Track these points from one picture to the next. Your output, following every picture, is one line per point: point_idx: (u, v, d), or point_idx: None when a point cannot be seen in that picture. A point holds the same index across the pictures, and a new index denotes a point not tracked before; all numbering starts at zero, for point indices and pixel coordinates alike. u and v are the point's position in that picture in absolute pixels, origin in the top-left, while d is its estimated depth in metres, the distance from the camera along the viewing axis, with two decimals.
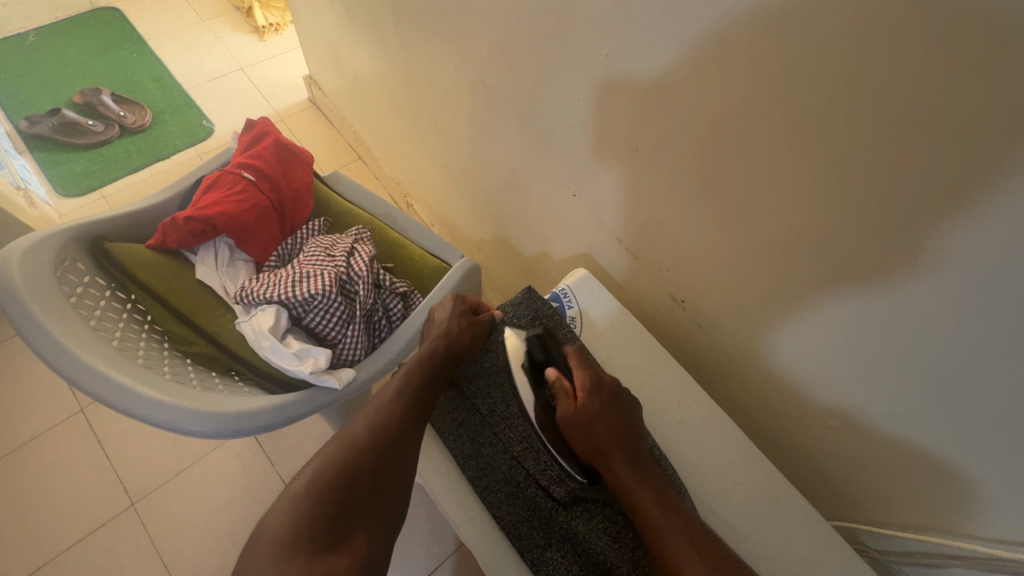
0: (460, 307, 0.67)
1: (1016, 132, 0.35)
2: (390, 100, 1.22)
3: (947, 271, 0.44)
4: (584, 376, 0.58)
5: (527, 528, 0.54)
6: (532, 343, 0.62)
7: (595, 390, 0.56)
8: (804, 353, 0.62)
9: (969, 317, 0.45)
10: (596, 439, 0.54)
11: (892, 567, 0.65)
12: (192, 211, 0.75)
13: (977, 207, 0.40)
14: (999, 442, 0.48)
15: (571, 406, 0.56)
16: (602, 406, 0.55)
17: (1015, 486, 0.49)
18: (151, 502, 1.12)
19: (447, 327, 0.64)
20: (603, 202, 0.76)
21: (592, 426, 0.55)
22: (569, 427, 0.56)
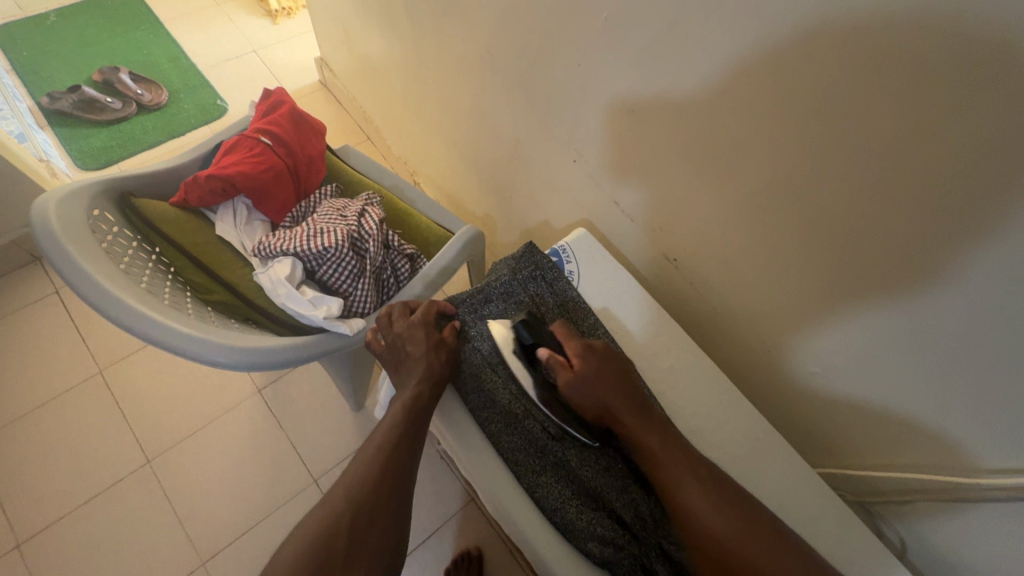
0: (433, 338, 0.63)
1: (975, 79, 0.39)
2: (399, 79, 1.26)
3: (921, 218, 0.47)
4: (575, 344, 0.61)
5: (525, 455, 0.58)
6: (520, 330, 0.63)
7: (587, 354, 0.60)
8: (786, 306, 0.66)
9: (947, 262, 0.48)
10: (598, 394, 0.57)
11: (867, 508, 0.70)
12: (212, 170, 0.79)
13: (942, 154, 0.43)
14: (972, 376, 0.51)
15: (570, 373, 0.59)
16: (599, 364, 0.59)
17: (989, 416, 0.52)
18: (166, 459, 1.17)
19: (428, 366, 0.61)
20: (602, 167, 0.80)
21: (593, 389, 0.58)
22: (574, 395, 0.58)
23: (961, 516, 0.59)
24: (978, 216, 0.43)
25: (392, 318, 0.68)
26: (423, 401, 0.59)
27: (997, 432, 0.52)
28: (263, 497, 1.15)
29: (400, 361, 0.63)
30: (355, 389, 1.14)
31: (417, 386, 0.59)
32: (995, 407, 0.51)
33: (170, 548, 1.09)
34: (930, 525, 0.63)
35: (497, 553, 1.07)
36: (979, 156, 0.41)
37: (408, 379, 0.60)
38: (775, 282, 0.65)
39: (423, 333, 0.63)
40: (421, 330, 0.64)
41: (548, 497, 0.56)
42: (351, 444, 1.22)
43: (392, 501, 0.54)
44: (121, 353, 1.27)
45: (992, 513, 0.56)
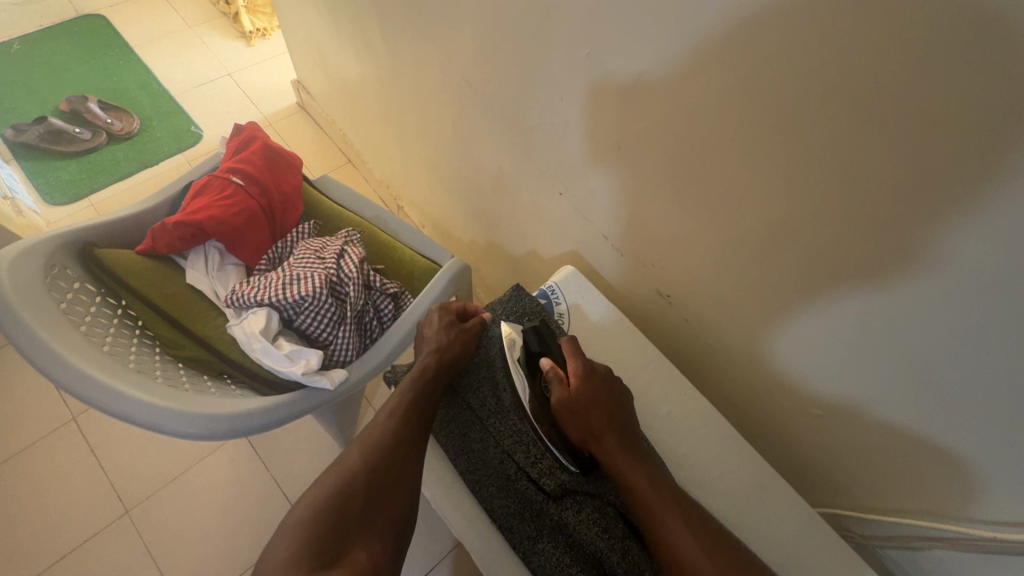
0: (447, 318, 0.66)
1: (997, 130, 0.36)
2: (378, 103, 1.22)
3: (941, 270, 0.45)
4: (578, 362, 0.60)
5: (519, 520, 0.55)
6: (528, 333, 0.63)
7: (589, 376, 0.58)
8: (789, 346, 0.63)
9: (972, 312, 0.45)
10: (590, 421, 0.56)
11: (878, 553, 0.67)
12: (181, 216, 0.75)
13: (963, 207, 0.41)
14: (982, 421, 0.49)
15: (564, 391, 0.57)
16: (596, 389, 0.58)
17: (1003, 465, 0.49)
18: (145, 508, 1.12)
19: (438, 339, 0.64)
20: (589, 199, 0.78)
21: (586, 412, 0.56)
22: (568, 414, 0.57)
23: (979, 564, 0.56)
24: (993, 264, 0.41)
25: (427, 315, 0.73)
26: (427, 370, 0.60)
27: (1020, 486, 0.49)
28: (249, 544, 1.11)
29: (419, 343, 0.66)
30: (341, 428, 1.10)
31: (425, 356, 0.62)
32: (1007, 455, 0.49)
33: None
34: (943, 572, 0.60)
35: None
36: (1000, 208, 0.39)
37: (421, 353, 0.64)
38: (775, 319, 0.63)
39: (439, 314, 0.68)
40: (438, 313, 0.68)
41: (546, 566, 0.53)
42: None
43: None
44: None
45: (1009, 562, 0.53)
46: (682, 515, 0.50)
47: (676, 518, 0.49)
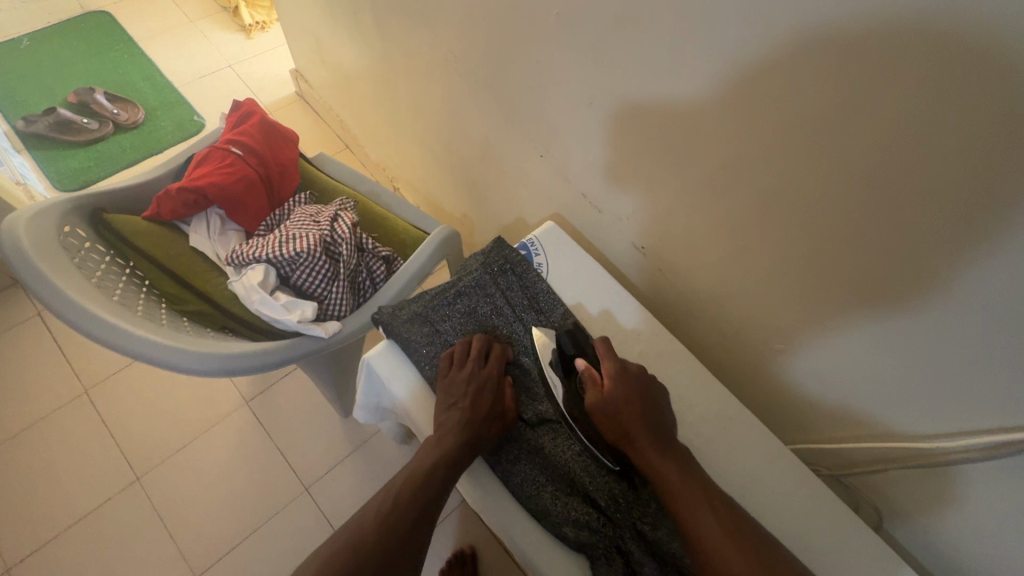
0: (490, 413, 0.58)
1: (912, 50, 0.39)
2: (372, 85, 1.27)
3: (880, 196, 0.47)
4: (611, 364, 0.58)
5: (500, 445, 0.60)
6: (562, 338, 0.60)
7: (622, 375, 0.58)
8: (755, 286, 0.66)
9: (917, 233, 0.46)
10: (623, 421, 0.55)
11: (843, 482, 0.70)
12: (183, 183, 0.80)
13: (892, 131, 0.43)
14: (925, 343, 0.52)
15: (599, 392, 0.57)
16: (629, 390, 0.56)
17: (944, 380, 0.53)
18: (155, 475, 1.18)
19: (472, 442, 0.55)
20: (567, 161, 0.82)
21: (619, 412, 0.55)
22: (600, 415, 0.56)
23: (931, 479, 0.59)
24: (920, 181, 0.44)
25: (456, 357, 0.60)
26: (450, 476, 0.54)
27: (956, 401, 0.53)
28: (255, 507, 1.17)
29: (448, 422, 0.56)
30: (340, 396, 1.16)
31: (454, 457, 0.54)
32: (950, 371, 0.52)
33: (163, 563, 1.10)
34: (905, 497, 0.63)
35: (490, 551, 1.10)
36: (919, 125, 0.42)
37: (447, 444, 0.55)
38: (741, 262, 0.66)
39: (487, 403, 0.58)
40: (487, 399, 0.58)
41: (524, 484, 0.57)
42: (341, 450, 1.25)
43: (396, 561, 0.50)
44: (106, 372, 1.27)
45: (957, 474, 0.56)
46: (710, 507, 0.49)
47: (706, 510, 0.49)
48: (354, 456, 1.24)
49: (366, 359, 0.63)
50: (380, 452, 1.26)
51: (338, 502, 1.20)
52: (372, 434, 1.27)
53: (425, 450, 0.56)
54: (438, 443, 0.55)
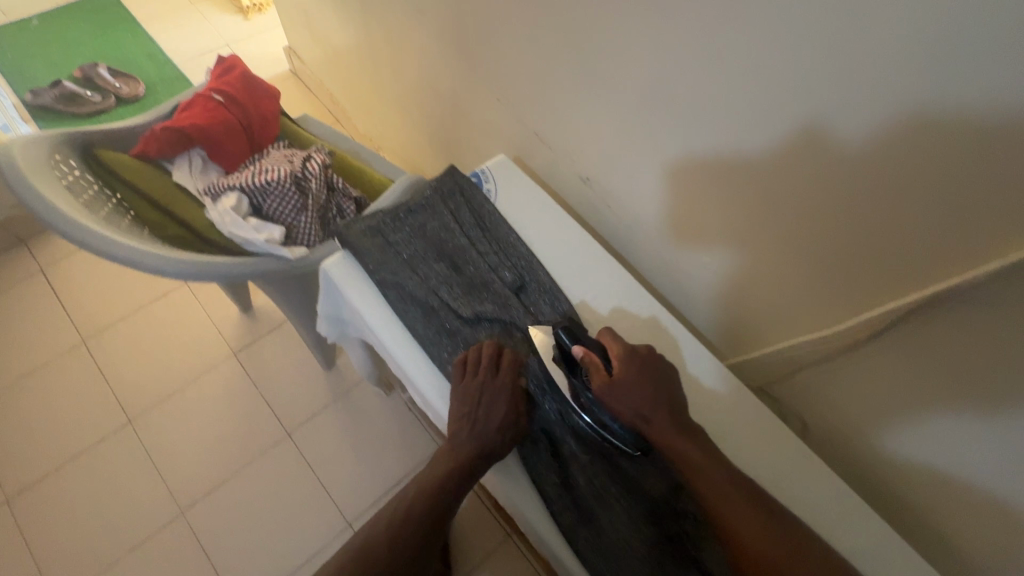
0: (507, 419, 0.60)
1: None
2: (357, 54, 1.34)
3: (770, 80, 0.52)
4: (616, 349, 0.58)
5: (439, 339, 0.64)
6: (560, 335, 0.60)
7: (629, 358, 0.58)
8: (677, 203, 0.71)
9: (801, 112, 0.51)
10: (637, 403, 0.55)
11: (767, 392, 0.75)
12: (168, 124, 0.87)
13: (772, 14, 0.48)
14: (821, 227, 0.56)
15: (605, 379, 0.56)
16: (637, 370, 0.56)
17: (837, 261, 0.57)
18: (145, 420, 1.25)
19: (482, 444, 0.58)
20: (522, 103, 0.87)
21: (633, 395, 0.55)
22: (611, 402, 0.55)
23: (831, 374, 0.65)
24: (799, 61, 0.49)
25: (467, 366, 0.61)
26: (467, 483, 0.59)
27: (836, 290, 0.59)
28: (239, 450, 1.24)
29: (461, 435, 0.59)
30: (321, 344, 1.22)
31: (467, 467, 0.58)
32: (842, 252, 0.56)
33: (151, 499, 1.17)
34: (813, 398, 0.69)
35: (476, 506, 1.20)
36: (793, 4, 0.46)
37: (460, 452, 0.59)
38: (670, 175, 0.69)
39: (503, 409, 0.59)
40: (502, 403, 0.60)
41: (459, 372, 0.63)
42: (323, 400, 1.31)
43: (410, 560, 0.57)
44: (103, 325, 1.34)
45: (851, 362, 0.62)
46: (736, 490, 0.50)
47: (726, 489, 0.50)
48: (336, 406, 1.31)
49: (325, 266, 0.68)
50: (361, 403, 1.32)
51: (318, 448, 1.26)
52: (353, 386, 1.33)
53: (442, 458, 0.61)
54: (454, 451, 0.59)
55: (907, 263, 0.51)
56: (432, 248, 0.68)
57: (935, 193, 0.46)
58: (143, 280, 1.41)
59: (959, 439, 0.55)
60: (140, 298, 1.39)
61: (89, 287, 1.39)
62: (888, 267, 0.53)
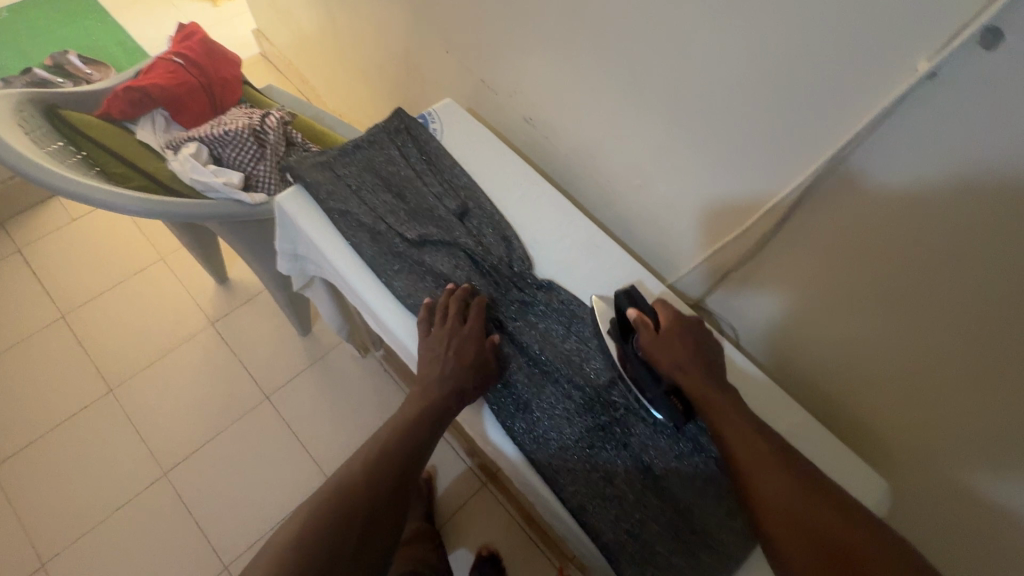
0: (478, 357, 0.61)
1: None
2: (322, 26, 1.38)
3: None
4: (668, 313, 0.61)
5: (384, 258, 0.68)
6: (618, 294, 0.64)
7: (677, 323, 0.60)
8: (617, 123, 0.77)
9: (704, 11, 0.57)
10: (678, 358, 0.57)
11: (704, 308, 0.82)
12: (129, 84, 0.91)
13: None
14: (733, 122, 0.62)
15: (653, 334, 0.59)
16: (683, 332, 0.59)
17: (748, 154, 0.63)
18: (126, 388, 1.28)
19: (458, 380, 0.59)
20: (476, 52, 0.93)
21: (677, 350, 0.58)
22: (655, 354, 0.58)
23: (755, 274, 0.71)
24: None
25: (442, 317, 0.63)
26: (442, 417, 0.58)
27: (744, 192, 0.66)
28: (219, 413, 1.28)
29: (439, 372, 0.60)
30: (296, 306, 1.26)
31: (444, 401, 0.59)
32: (752, 145, 0.62)
33: (134, 462, 1.21)
34: (743, 302, 0.75)
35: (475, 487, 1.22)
36: None
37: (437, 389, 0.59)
38: (608, 99, 0.76)
39: (474, 348, 0.61)
40: (473, 343, 0.61)
41: (403, 287, 0.66)
42: (301, 363, 1.35)
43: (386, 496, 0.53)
44: (82, 300, 1.38)
45: (768, 259, 0.68)
46: (758, 434, 0.51)
47: (747, 434, 0.51)
48: (313, 368, 1.35)
49: (278, 200, 0.72)
50: (337, 365, 1.36)
51: (297, 408, 1.30)
52: (330, 349, 1.38)
53: (416, 396, 0.60)
54: (428, 389, 0.59)
55: (793, 156, 0.59)
56: (380, 181, 0.73)
57: (807, 82, 0.53)
58: (119, 257, 1.44)
59: (861, 307, 0.61)
60: (118, 274, 1.42)
61: (67, 265, 1.42)
62: (780, 161, 0.60)
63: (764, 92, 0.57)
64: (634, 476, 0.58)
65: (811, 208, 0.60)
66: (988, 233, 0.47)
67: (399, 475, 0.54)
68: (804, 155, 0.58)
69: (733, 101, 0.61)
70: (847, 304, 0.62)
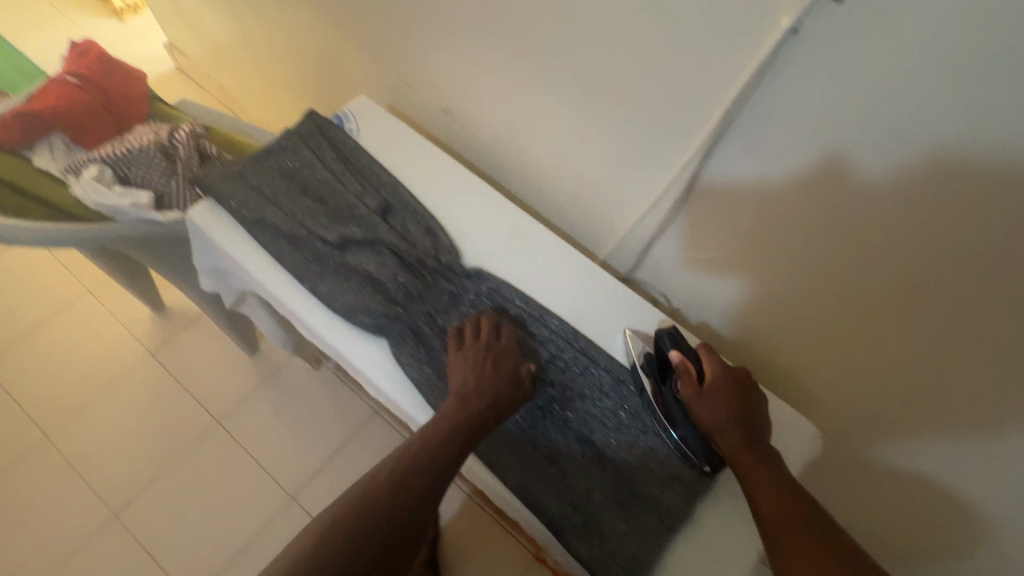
0: (514, 376, 0.59)
1: None
2: (233, 33, 1.32)
3: None
4: (712, 362, 0.59)
5: (306, 263, 0.66)
6: (663, 337, 0.61)
7: (722, 374, 0.58)
8: (532, 107, 0.77)
9: None
10: (719, 414, 0.55)
11: (636, 280, 0.83)
12: (19, 109, 0.85)
13: None
14: (630, 98, 0.64)
15: (695, 387, 0.57)
16: (726, 386, 0.57)
17: (649, 127, 0.64)
18: (64, 432, 1.22)
19: (491, 396, 0.57)
20: (388, 46, 0.91)
21: (719, 404, 0.56)
22: (695, 407, 0.56)
23: (678, 241, 0.73)
24: None
25: (474, 333, 0.62)
26: (472, 435, 0.55)
27: (652, 164, 0.68)
28: (168, 446, 1.23)
29: (471, 387, 0.57)
30: (238, 326, 1.22)
31: (475, 417, 0.56)
32: (651, 117, 0.63)
33: (81, 507, 1.15)
34: (670, 270, 0.77)
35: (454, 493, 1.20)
36: None
37: (467, 404, 0.56)
38: (519, 83, 0.75)
39: (510, 368, 0.60)
40: (508, 362, 0.60)
41: (327, 290, 0.65)
42: (252, 383, 1.31)
43: (395, 518, 0.49)
44: (5, 346, 1.29)
45: (684, 224, 0.70)
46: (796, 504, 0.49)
47: (789, 506, 0.49)
48: (265, 388, 1.31)
49: (190, 213, 0.70)
50: (290, 381, 1.33)
51: (252, 430, 1.26)
52: (281, 366, 1.34)
53: (442, 409, 0.57)
54: (457, 404, 0.56)
55: (687, 124, 0.60)
56: (295, 186, 0.71)
57: (688, 53, 0.55)
58: (43, 295, 1.36)
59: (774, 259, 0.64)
60: (43, 313, 1.34)
61: None
62: (678, 131, 0.62)
63: (654, 65, 0.59)
64: (576, 452, 0.60)
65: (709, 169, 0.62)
66: (862, 179, 0.50)
67: (414, 498, 0.51)
68: (696, 121, 0.60)
69: (627, 77, 0.62)
70: (764, 259, 0.65)
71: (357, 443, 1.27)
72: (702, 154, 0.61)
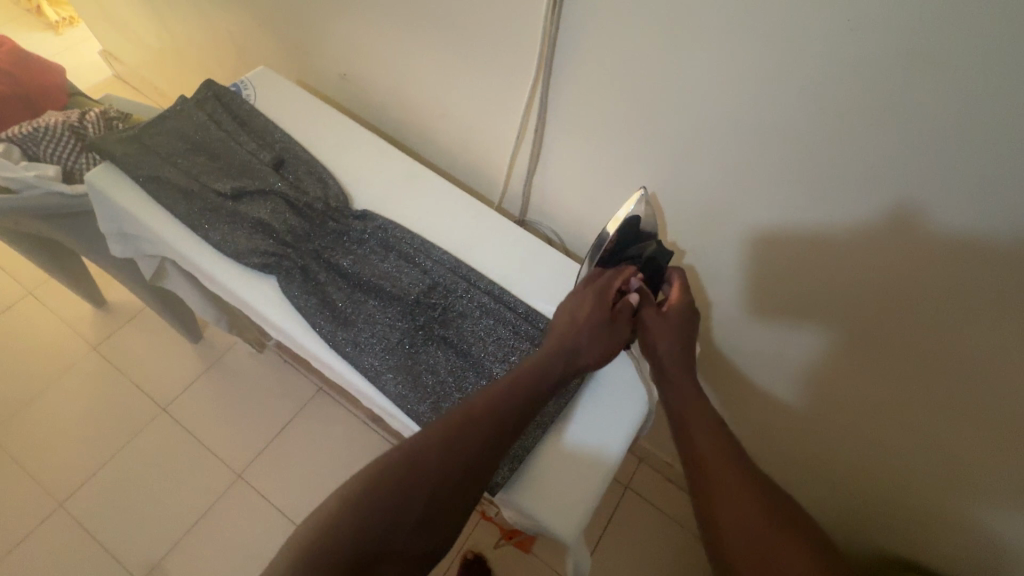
0: (545, 372, 0.57)
1: None
2: (157, 31, 1.36)
3: None
4: (678, 295, 0.63)
5: (199, 214, 0.70)
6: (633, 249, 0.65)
7: (681, 307, 0.62)
8: (416, 63, 0.82)
9: None
10: (671, 343, 0.60)
11: (530, 222, 0.89)
12: None
13: None
14: (490, 37, 0.69)
15: (654, 311, 0.61)
16: (683, 318, 0.61)
17: (509, 63, 0.70)
18: (8, 428, 1.23)
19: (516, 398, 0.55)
20: (288, 23, 0.96)
21: (671, 330, 0.60)
22: (651, 328, 0.61)
23: (556, 175, 0.79)
24: None
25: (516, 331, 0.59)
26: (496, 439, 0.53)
27: (519, 100, 0.73)
28: (114, 434, 1.24)
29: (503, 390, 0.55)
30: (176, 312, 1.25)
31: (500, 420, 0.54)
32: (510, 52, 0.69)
33: (27, 498, 1.16)
34: (556, 206, 0.83)
35: None
36: None
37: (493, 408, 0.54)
38: (401, 41, 0.81)
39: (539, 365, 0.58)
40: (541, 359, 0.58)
41: (219, 236, 0.69)
42: (196, 370, 1.33)
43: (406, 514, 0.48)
44: None
45: (557, 156, 0.76)
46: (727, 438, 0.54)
47: (717, 438, 0.53)
48: (209, 373, 1.33)
49: (87, 175, 0.73)
50: (235, 365, 1.35)
51: (198, 414, 1.28)
52: (225, 351, 1.36)
53: (467, 406, 0.54)
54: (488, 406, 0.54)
55: (537, 54, 0.66)
56: (191, 146, 0.75)
57: None
58: None
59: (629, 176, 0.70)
60: None
61: None
62: (532, 63, 0.68)
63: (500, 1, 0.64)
64: (453, 363, 0.64)
65: (561, 95, 0.68)
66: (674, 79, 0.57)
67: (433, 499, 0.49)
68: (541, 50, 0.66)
69: (482, 17, 0.68)
70: (622, 177, 0.72)
71: (304, 418, 1.29)
72: (548, 81, 0.68)
